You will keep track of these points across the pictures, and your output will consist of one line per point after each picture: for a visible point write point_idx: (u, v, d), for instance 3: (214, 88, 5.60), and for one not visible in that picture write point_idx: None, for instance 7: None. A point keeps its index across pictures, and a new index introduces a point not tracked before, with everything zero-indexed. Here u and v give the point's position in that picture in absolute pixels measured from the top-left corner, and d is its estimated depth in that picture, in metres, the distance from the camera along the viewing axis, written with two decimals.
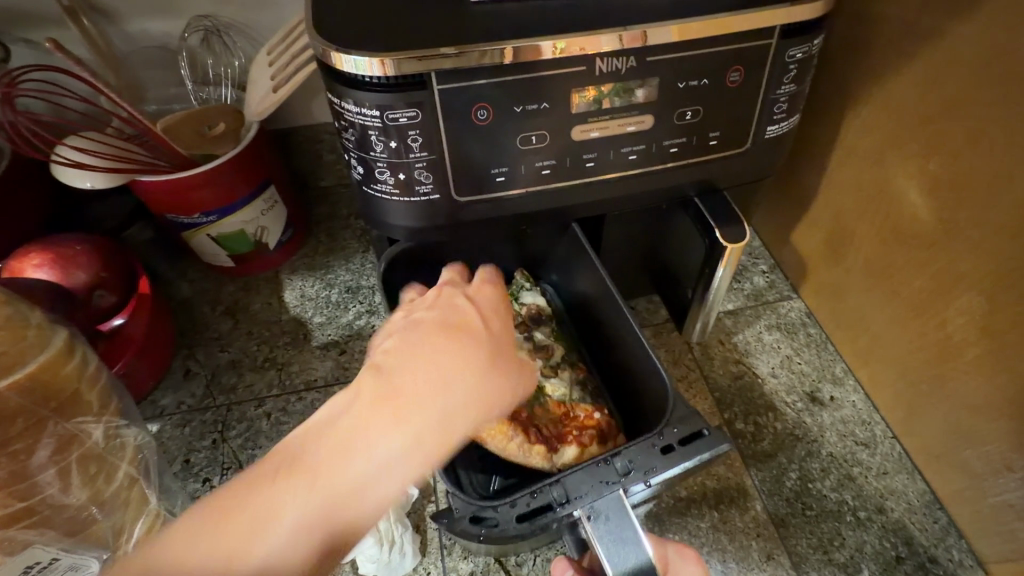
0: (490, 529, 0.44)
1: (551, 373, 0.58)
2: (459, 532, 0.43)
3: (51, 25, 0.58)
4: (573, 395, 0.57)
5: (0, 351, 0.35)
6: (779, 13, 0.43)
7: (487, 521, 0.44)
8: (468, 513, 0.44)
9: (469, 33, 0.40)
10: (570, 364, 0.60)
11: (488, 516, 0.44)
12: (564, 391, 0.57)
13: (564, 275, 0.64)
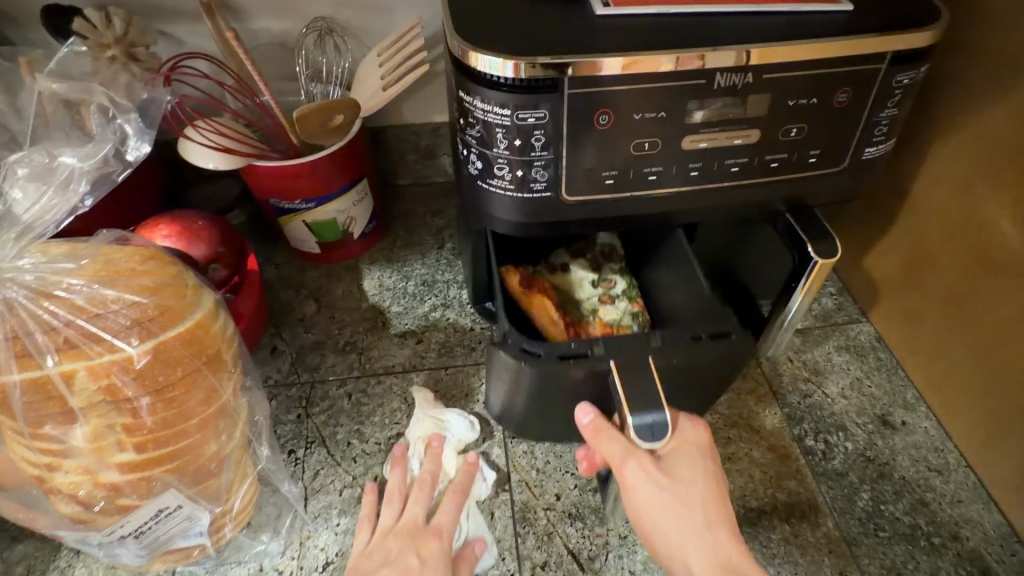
0: (533, 357, 0.49)
1: (607, 301, 0.64)
2: (510, 353, 0.49)
3: (186, 19, 0.63)
4: (623, 321, 0.63)
5: (167, 307, 0.39)
6: (893, 39, 0.45)
7: (531, 351, 0.50)
8: (518, 345, 0.50)
9: (601, 43, 0.43)
10: (628, 298, 0.64)
11: (533, 348, 0.50)
12: (616, 317, 0.63)
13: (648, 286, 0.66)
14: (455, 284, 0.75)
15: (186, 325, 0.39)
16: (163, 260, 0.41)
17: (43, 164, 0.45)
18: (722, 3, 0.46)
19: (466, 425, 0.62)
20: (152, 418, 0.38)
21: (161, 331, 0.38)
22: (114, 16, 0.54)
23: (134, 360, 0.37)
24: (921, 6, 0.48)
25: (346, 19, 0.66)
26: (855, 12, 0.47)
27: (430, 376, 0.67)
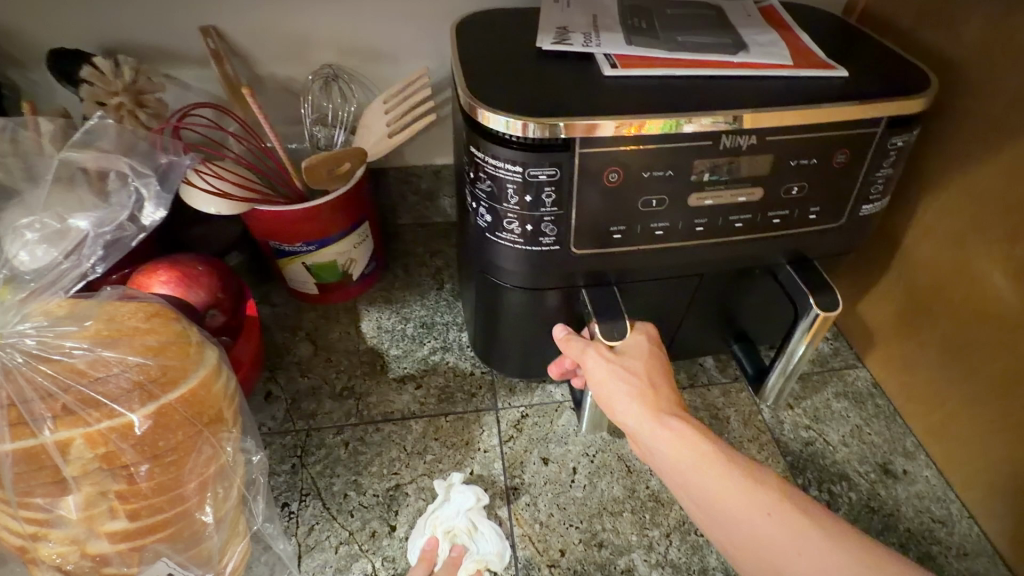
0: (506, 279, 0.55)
1: None
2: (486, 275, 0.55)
3: (194, 63, 0.64)
4: None
5: (171, 366, 0.38)
6: (889, 106, 0.47)
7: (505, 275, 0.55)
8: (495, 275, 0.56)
9: (610, 104, 0.44)
10: None
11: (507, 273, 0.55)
12: None
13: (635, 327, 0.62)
14: (454, 327, 0.75)
15: (189, 386, 0.38)
16: (169, 315, 0.40)
17: (58, 231, 0.45)
18: (722, 66, 0.48)
19: (497, 544, 0.56)
20: (147, 483, 0.37)
21: (164, 393, 0.37)
22: (124, 65, 0.54)
23: (135, 427, 0.35)
24: (910, 74, 0.50)
25: (353, 67, 0.67)
26: (848, 78, 0.49)
27: (429, 424, 0.65)
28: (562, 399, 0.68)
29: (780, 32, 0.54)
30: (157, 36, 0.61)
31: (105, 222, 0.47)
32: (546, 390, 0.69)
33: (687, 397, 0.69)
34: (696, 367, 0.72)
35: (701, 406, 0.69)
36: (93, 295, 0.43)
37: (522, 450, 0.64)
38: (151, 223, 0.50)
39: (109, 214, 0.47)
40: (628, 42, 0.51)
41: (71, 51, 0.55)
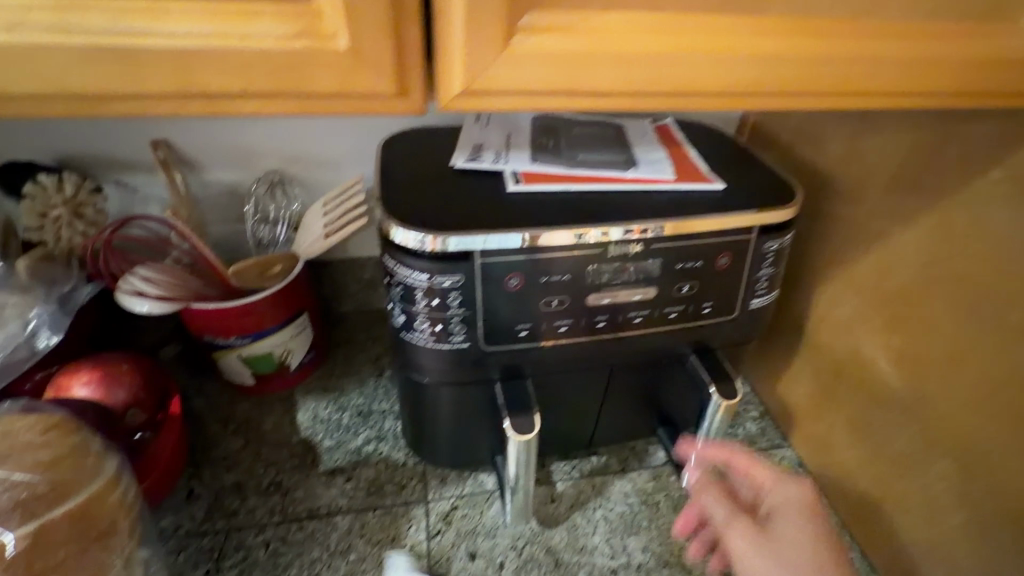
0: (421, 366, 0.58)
1: None
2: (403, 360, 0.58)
3: (142, 171, 0.68)
4: None
5: (61, 480, 0.38)
6: (758, 216, 0.53)
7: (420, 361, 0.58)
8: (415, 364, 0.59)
9: (508, 218, 0.50)
10: None
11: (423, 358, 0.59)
12: None
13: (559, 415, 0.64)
14: (390, 415, 0.75)
15: (76, 502, 0.38)
16: (68, 427, 0.41)
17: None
18: (613, 182, 0.55)
19: None
20: None
21: (47, 510, 0.37)
22: (65, 180, 0.58)
23: (7, 548, 0.35)
24: (780, 186, 0.57)
25: (296, 172, 0.73)
26: (725, 189, 0.56)
27: (355, 520, 0.64)
28: (493, 488, 0.68)
29: (670, 149, 0.62)
30: (108, 148, 0.66)
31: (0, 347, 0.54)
32: (478, 479, 0.69)
33: (617, 483, 0.70)
34: (627, 451, 0.74)
35: (631, 491, 0.69)
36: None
37: (449, 545, 0.63)
38: (44, 347, 0.57)
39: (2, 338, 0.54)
40: (533, 160, 0.58)
41: (21, 166, 0.59)
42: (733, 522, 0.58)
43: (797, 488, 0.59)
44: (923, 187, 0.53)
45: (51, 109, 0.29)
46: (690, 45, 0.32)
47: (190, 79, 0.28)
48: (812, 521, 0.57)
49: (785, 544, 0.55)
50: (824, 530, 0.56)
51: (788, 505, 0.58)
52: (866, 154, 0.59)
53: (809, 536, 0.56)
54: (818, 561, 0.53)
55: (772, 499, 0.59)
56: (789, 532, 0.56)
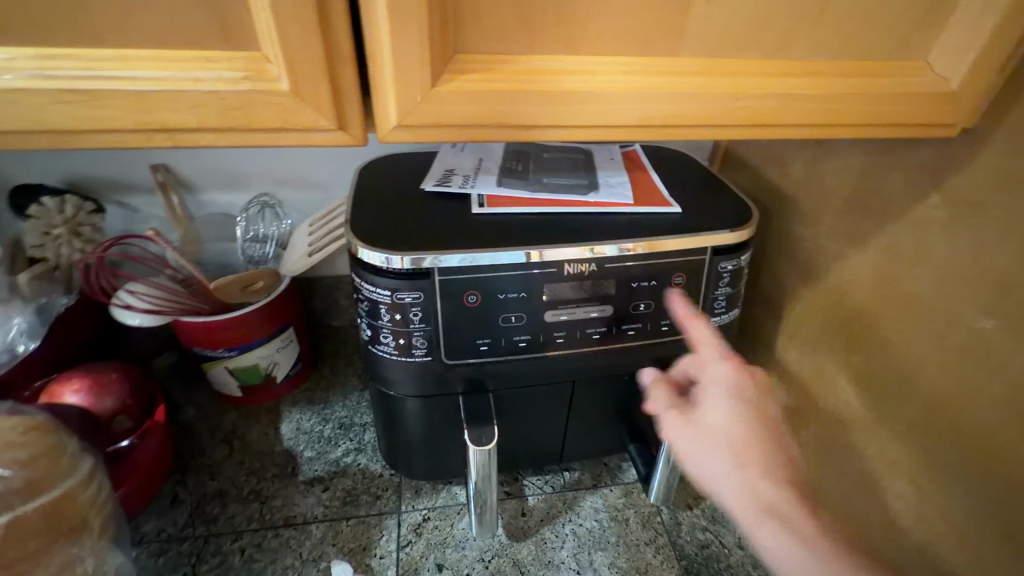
0: None
1: None
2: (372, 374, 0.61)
3: (142, 193, 0.73)
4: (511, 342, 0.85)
5: (38, 477, 0.42)
6: (711, 238, 0.55)
7: None
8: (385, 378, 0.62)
9: (468, 238, 0.53)
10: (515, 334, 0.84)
11: None
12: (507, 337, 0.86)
13: (527, 429, 0.66)
14: (371, 427, 0.77)
15: (49, 497, 0.41)
16: (47, 429, 0.45)
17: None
18: (574, 205, 0.57)
19: None
20: None
21: (20, 503, 0.40)
22: (66, 202, 0.63)
23: None
24: (737, 209, 0.60)
25: (285, 194, 0.77)
26: (682, 213, 0.58)
27: (329, 529, 0.66)
28: (465, 501, 0.70)
29: (634, 174, 0.65)
30: (110, 172, 0.71)
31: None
32: (451, 491, 0.70)
33: (589, 498, 0.71)
34: (600, 467, 0.75)
35: (602, 507, 0.70)
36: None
37: (418, 556, 0.64)
38: (24, 351, 0.60)
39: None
40: (500, 184, 0.60)
41: (31, 189, 0.64)
42: (667, 413, 0.47)
43: (726, 369, 0.46)
44: (875, 211, 0.55)
45: (28, 141, 0.32)
46: (610, 87, 0.36)
47: (154, 118, 0.32)
48: (746, 397, 0.45)
49: (706, 426, 0.44)
50: (756, 395, 0.45)
51: (711, 386, 0.46)
52: (822, 178, 0.61)
53: (740, 418, 0.44)
54: (739, 437, 0.43)
55: (710, 372, 0.47)
56: (717, 421, 0.44)
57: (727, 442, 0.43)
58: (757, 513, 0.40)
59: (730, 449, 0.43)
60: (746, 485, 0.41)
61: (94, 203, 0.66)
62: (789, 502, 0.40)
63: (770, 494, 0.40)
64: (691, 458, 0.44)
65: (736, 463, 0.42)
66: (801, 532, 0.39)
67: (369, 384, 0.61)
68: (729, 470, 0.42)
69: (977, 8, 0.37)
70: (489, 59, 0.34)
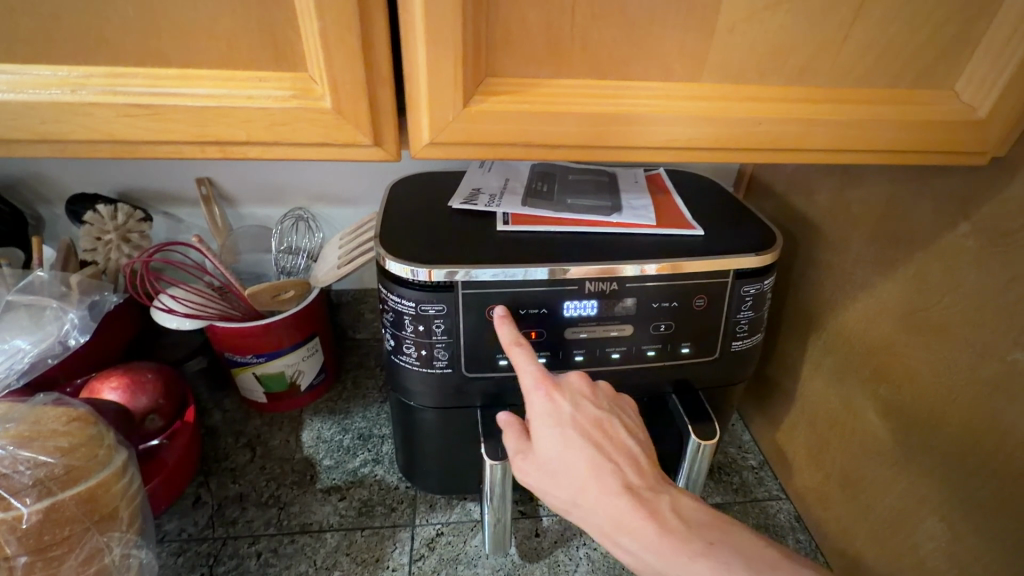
0: None
1: None
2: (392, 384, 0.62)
3: (187, 204, 0.78)
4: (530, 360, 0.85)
5: (76, 465, 0.44)
6: (733, 260, 0.55)
7: None
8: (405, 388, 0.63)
9: (492, 254, 0.54)
10: None
11: None
12: None
13: None
14: (389, 439, 0.78)
15: (87, 485, 0.44)
16: (87, 420, 0.47)
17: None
18: (598, 225, 0.58)
19: None
20: None
21: (60, 490, 0.42)
22: (119, 211, 0.67)
23: (22, 520, 0.41)
24: (760, 233, 0.60)
25: (319, 209, 0.80)
26: (705, 236, 0.59)
27: (344, 538, 0.66)
28: (479, 518, 0.69)
29: (657, 197, 0.65)
30: (159, 183, 0.75)
31: (38, 342, 0.59)
32: (465, 507, 0.70)
33: None
34: None
35: None
36: (28, 399, 0.51)
37: (430, 571, 0.64)
38: (75, 344, 0.62)
39: (40, 334, 0.59)
40: (524, 203, 0.62)
41: (89, 197, 0.69)
42: (516, 455, 0.49)
43: (540, 398, 0.48)
44: (902, 240, 0.54)
45: (93, 150, 0.35)
46: (633, 109, 0.38)
47: (207, 131, 0.35)
48: (562, 420, 0.47)
49: (547, 451, 0.47)
50: (577, 420, 0.48)
51: (534, 416, 0.48)
52: (849, 205, 0.60)
53: (565, 447, 0.46)
54: (570, 463, 0.46)
55: (534, 405, 0.49)
56: (548, 451, 0.47)
57: (560, 471, 0.46)
58: (613, 531, 0.44)
59: (567, 475, 0.46)
60: (590, 508, 0.45)
61: (143, 211, 0.70)
62: (623, 510, 0.44)
63: (618, 513, 0.44)
64: (541, 492, 0.48)
65: (575, 490, 0.45)
66: (640, 536, 0.43)
67: (390, 394, 0.62)
68: (576, 496, 0.45)
69: (1000, 41, 0.38)
70: (517, 82, 0.36)
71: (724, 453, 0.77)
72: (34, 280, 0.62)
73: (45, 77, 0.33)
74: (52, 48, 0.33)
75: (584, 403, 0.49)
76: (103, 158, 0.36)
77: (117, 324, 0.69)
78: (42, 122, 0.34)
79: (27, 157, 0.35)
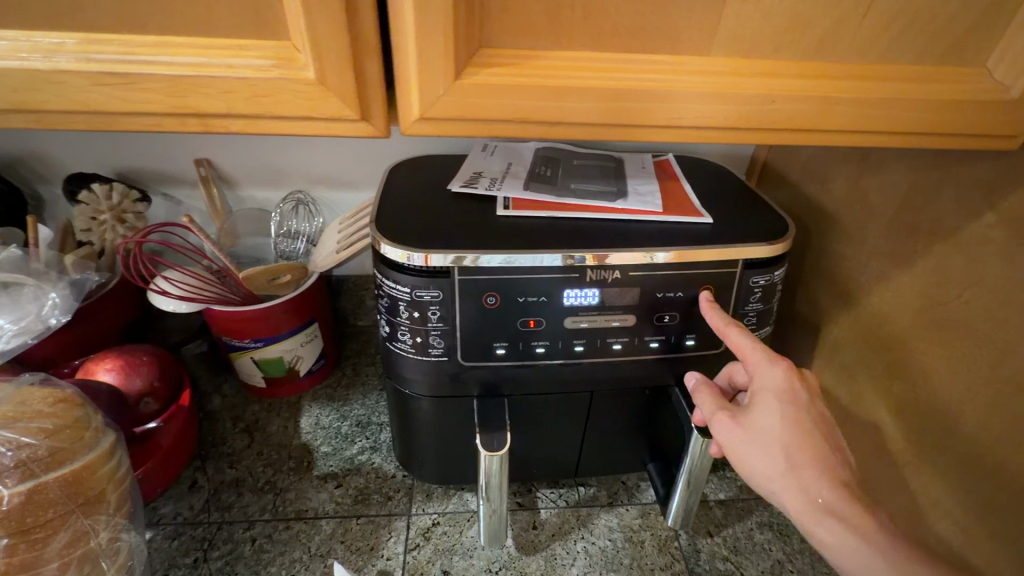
0: None
1: None
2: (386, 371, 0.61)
3: (186, 185, 0.76)
4: None
5: (61, 447, 0.43)
6: (743, 250, 0.53)
7: None
8: None
9: (491, 239, 0.52)
10: None
11: None
12: None
13: (541, 438, 0.64)
14: (387, 427, 0.77)
15: (71, 467, 0.43)
16: (73, 403, 0.47)
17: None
18: (601, 212, 0.56)
19: None
20: (7, 559, 0.40)
21: (43, 472, 0.42)
22: (114, 190, 0.66)
23: (4, 501, 0.40)
24: (771, 222, 0.57)
25: (319, 193, 0.79)
26: (713, 225, 0.56)
27: (340, 525, 0.65)
28: (476, 509, 0.68)
29: (665, 184, 0.63)
30: (158, 164, 0.74)
31: (17, 320, 0.58)
32: (462, 498, 0.69)
33: (603, 516, 0.67)
34: (618, 485, 0.71)
35: (616, 527, 0.66)
36: (13, 379, 0.51)
37: (425, 561, 0.63)
38: (56, 324, 0.60)
39: (20, 313, 0.58)
40: (526, 187, 0.60)
41: (85, 176, 0.68)
42: (719, 415, 0.48)
43: (777, 373, 0.46)
44: (922, 230, 0.52)
45: (69, 121, 0.34)
46: (636, 84, 0.35)
47: (184, 102, 0.33)
48: (800, 403, 0.45)
49: (763, 425, 0.45)
50: (812, 406, 0.46)
51: (765, 388, 0.46)
52: (866, 193, 0.57)
53: (793, 426, 0.44)
54: (793, 439, 0.44)
55: (765, 380, 0.47)
56: (772, 424, 0.45)
57: (779, 445, 0.44)
58: (815, 512, 0.42)
59: (784, 451, 0.44)
60: (800, 485, 0.43)
61: (138, 192, 0.68)
62: (844, 502, 0.42)
63: (831, 497, 0.42)
64: (741, 456, 0.46)
65: (790, 464, 0.44)
66: (853, 528, 0.41)
67: (386, 381, 0.61)
68: (784, 470, 0.44)
69: None
70: (514, 54, 0.34)
71: None
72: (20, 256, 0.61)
73: (15, 43, 0.32)
74: (23, 13, 0.31)
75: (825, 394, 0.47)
76: (79, 130, 0.35)
77: (115, 306, 0.68)
78: (13, 90, 0.32)
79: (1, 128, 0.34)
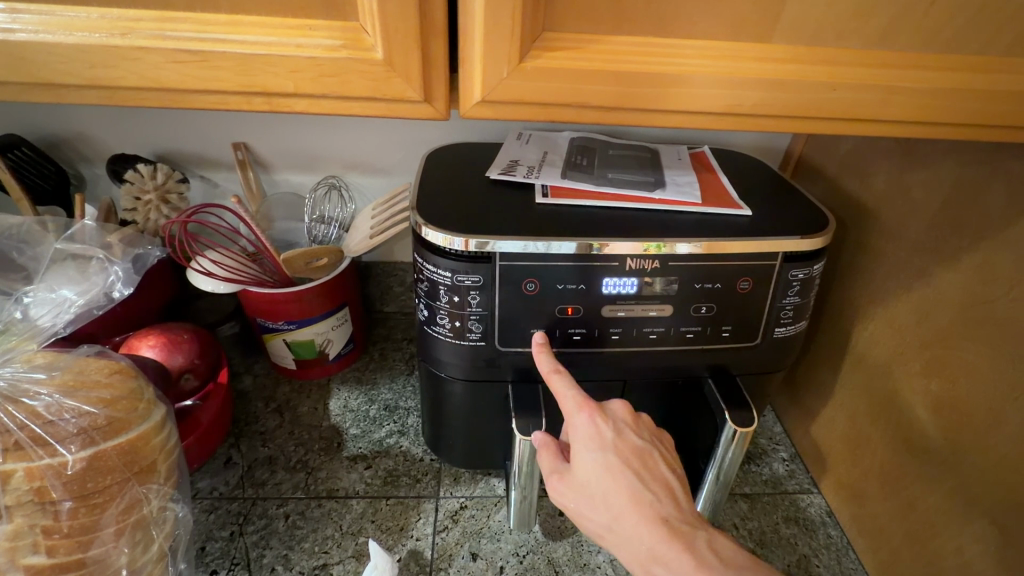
0: None
1: None
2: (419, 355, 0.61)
3: (223, 168, 0.78)
4: None
5: (117, 417, 0.45)
6: (783, 242, 0.53)
7: None
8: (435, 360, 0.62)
9: (531, 225, 0.53)
10: None
11: None
12: None
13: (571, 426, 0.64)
14: (415, 412, 0.78)
15: (127, 437, 0.45)
16: (128, 374, 0.49)
17: (45, 299, 0.57)
18: (640, 201, 0.56)
19: None
20: (70, 522, 0.42)
21: (103, 439, 0.44)
22: (158, 170, 0.67)
23: (67, 466, 0.42)
24: (810, 215, 0.57)
25: (352, 178, 0.79)
26: (752, 216, 0.56)
27: (370, 505, 0.67)
28: (503, 494, 0.69)
29: (702, 175, 0.63)
30: (197, 146, 0.75)
31: (83, 293, 0.59)
32: (489, 483, 0.70)
33: None
34: None
35: None
36: (72, 350, 0.53)
37: (454, 543, 0.64)
38: (119, 297, 0.62)
39: (85, 286, 0.60)
40: (564, 176, 0.60)
41: (129, 156, 0.70)
42: (548, 474, 0.50)
43: (583, 420, 0.48)
44: (968, 227, 0.51)
45: (141, 98, 0.35)
46: (694, 70, 0.35)
47: (252, 80, 0.34)
48: (607, 444, 0.48)
49: (583, 478, 0.48)
50: (619, 446, 0.48)
51: (576, 439, 0.49)
52: (909, 188, 0.57)
53: (603, 471, 0.47)
54: (608, 489, 0.46)
55: (576, 427, 0.49)
56: (589, 476, 0.47)
57: (600, 497, 0.46)
58: (645, 560, 0.44)
59: (603, 500, 0.46)
60: (625, 534, 0.45)
61: (180, 173, 0.70)
62: (668, 546, 0.43)
63: (652, 541, 0.44)
64: (573, 512, 0.48)
65: (611, 513, 0.46)
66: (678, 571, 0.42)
67: (420, 364, 0.62)
68: (604, 517, 0.46)
69: None
70: (575, 38, 0.35)
71: (755, 443, 0.75)
72: (77, 230, 0.62)
73: (97, 20, 0.33)
74: None
75: (627, 430, 0.49)
76: (150, 107, 0.36)
77: (155, 284, 0.70)
78: (92, 66, 0.34)
79: (78, 105, 0.36)
